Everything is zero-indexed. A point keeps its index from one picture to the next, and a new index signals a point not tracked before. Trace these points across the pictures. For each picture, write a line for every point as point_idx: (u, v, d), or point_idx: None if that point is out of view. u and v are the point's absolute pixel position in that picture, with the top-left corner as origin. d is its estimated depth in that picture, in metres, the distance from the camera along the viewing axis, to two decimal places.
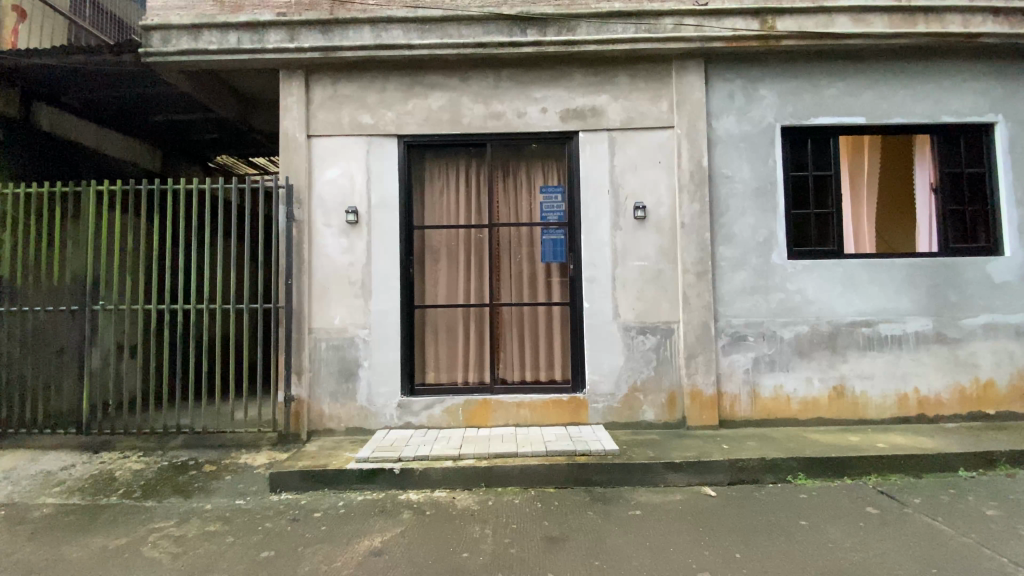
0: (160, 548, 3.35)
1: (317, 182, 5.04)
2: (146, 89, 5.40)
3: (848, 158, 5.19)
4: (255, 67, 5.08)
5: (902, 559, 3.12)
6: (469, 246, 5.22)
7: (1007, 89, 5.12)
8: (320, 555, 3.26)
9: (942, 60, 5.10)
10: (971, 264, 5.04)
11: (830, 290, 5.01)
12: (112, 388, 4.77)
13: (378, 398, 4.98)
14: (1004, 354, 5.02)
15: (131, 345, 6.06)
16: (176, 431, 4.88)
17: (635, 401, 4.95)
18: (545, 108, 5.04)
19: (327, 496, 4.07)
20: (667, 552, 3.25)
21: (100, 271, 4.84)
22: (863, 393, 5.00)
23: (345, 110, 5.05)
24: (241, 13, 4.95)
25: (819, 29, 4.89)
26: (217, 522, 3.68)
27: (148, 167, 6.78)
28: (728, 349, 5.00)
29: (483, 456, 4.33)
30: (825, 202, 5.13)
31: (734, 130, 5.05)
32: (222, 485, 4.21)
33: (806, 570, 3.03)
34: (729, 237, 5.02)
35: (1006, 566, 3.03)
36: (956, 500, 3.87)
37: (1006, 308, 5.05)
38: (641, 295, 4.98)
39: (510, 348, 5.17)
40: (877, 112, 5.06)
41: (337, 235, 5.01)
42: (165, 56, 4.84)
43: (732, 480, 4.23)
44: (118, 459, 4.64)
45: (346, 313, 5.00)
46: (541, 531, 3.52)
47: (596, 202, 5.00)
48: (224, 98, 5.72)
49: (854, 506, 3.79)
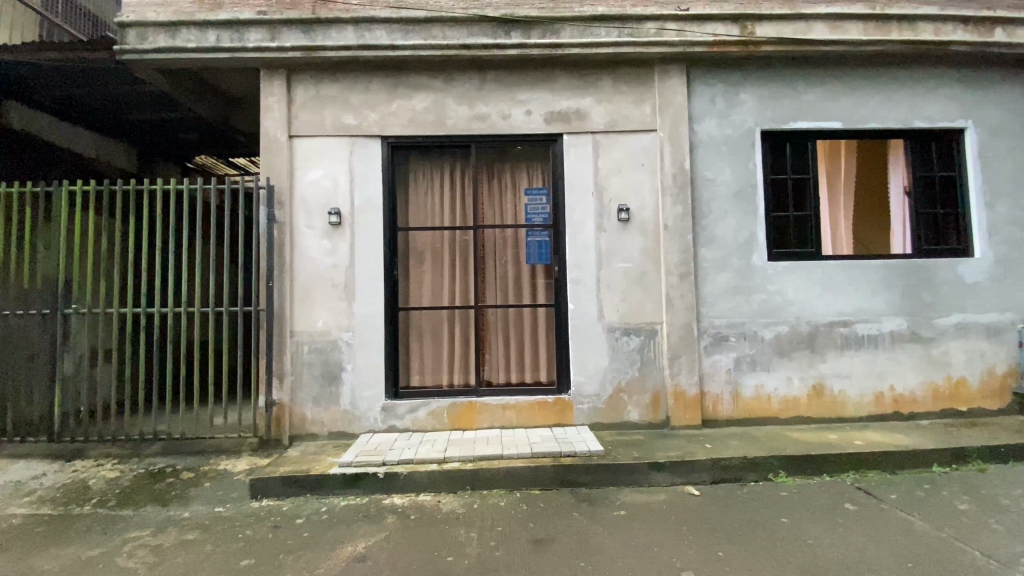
0: (136, 559, 3.26)
1: (299, 183, 4.98)
2: (118, 88, 5.27)
3: (826, 161, 5.31)
4: (236, 66, 4.99)
5: (880, 555, 3.18)
6: (453, 248, 5.19)
7: (976, 96, 5.28)
8: (302, 562, 3.21)
9: (913, 68, 5.25)
10: (943, 265, 5.18)
11: (808, 291, 5.11)
12: (85, 394, 4.63)
13: (361, 401, 4.93)
14: (975, 352, 5.18)
15: (107, 349, 5.90)
16: (151, 438, 4.75)
17: (620, 401, 4.99)
18: (530, 111, 5.05)
19: (310, 501, 4.02)
20: (652, 551, 3.27)
21: (73, 274, 4.69)
22: (842, 392, 5.11)
23: (328, 110, 5.00)
24: (221, 11, 4.87)
25: (798, 36, 4.98)
26: (195, 531, 3.59)
27: (123, 167, 6.62)
28: (711, 350, 5.06)
29: (468, 459, 4.30)
30: (803, 205, 5.24)
31: (715, 133, 5.13)
32: (201, 492, 4.13)
33: (787, 566, 3.08)
34: (712, 239, 5.09)
35: (978, 560, 3.11)
36: (931, 495, 3.97)
37: (977, 308, 5.20)
38: (626, 297, 5.01)
39: (496, 349, 5.16)
40: (853, 118, 5.18)
41: (320, 237, 4.95)
42: (142, 54, 4.73)
43: (714, 479, 4.29)
44: (91, 467, 4.51)
45: (330, 316, 4.94)
46: (527, 533, 3.52)
47: (582, 204, 5.03)
48: (202, 97, 5.60)
49: (832, 503, 3.87)
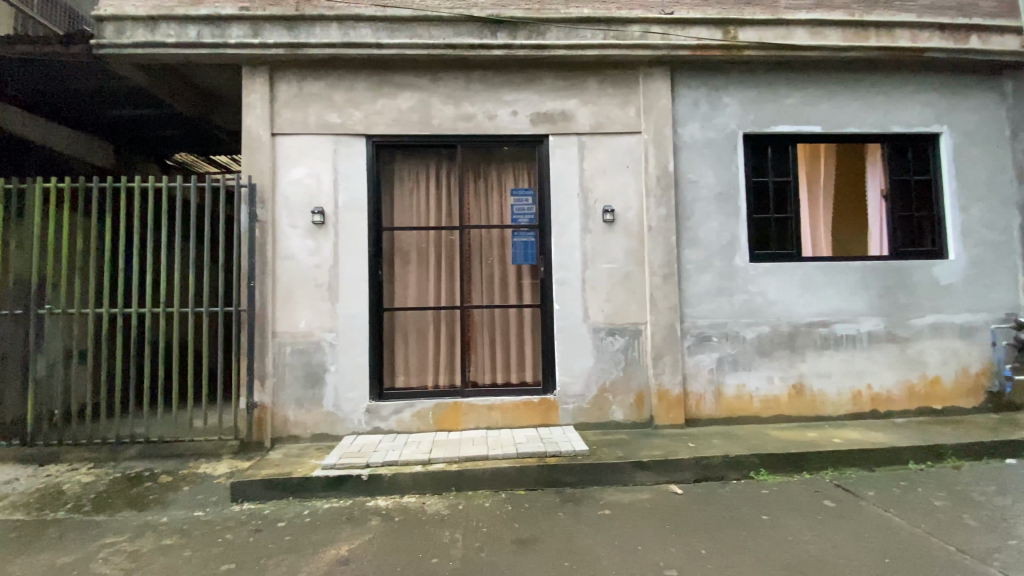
0: (112, 565, 3.18)
1: (282, 181, 4.91)
2: (93, 83, 5.15)
3: (806, 165, 5.41)
4: (218, 62, 4.91)
5: (859, 550, 3.25)
6: (439, 248, 5.16)
7: (950, 102, 5.42)
8: (285, 566, 3.17)
9: (890, 74, 5.37)
10: (918, 267, 5.30)
11: (788, 292, 5.20)
12: (60, 396, 4.51)
13: (345, 403, 4.88)
14: (950, 352, 5.31)
15: (82, 350, 5.75)
16: (129, 441, 4.64)
17: (605, 401, 5.01)
18: (516, 111, 5.06)
19: (292, 504, 3.97)
20: (636, 550, 3.30)
21: (47, 273, 4.57)
22: (821, 391, 5.20)
23: (312, 108, 4.94)
24: (202, 6, 4.78)
25: (779, 41, 5.06)
26: (173, 536, 3.52)
27: (99, 163, 6.46)
28: (694, 350, 5.12)
29: (453, 460, 4.29)
30: (784, 208, 5.33)
31: (698, 136, 5.19)
32: (179, 496, 4.04)
33: (769, 563, 3.12)
34: (695, 240, 5.15)
35: (953, 554, 3.19)
36: (907, 492, 4.07)
37: (951, 309, 5.34)
38: (611, 297, 5.04)
39: (482, 350, 5.15)
40: (832, 122, 5.28)
41: (303, 237, 4.89)
42: (120, 49, 4.64)
43: (697, 478, 4.33)
44: (65, 472, 4.40)
45: (313, 317, 4.88)
46: (512, 534, 3.52)
47: (567, 205, 5.05)
48: (182, 93, 5.49)
49: (812, 500, 3.94)
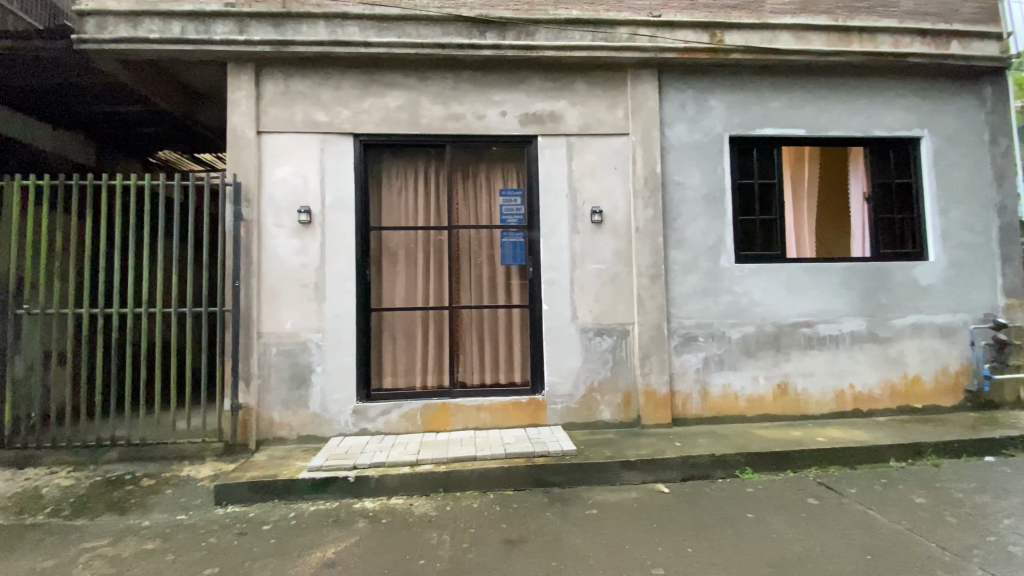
0: (92, 570, 3.11)
1: (267, 180, 4.85)
2: (73, 79, 5.04)
3: (791, 167, 5.48)
4: (203, 59, 4.82)
5: (842, 547, 3.30)
6: (427, 248, 5.14)
7: (930, 107, 5.54)
8: (270, 569, 3.13)
9: (872, 79, 5.47)
10: (899, 268, 5.40)
11: (772, 293, 5.26)
12: (38, 398, 4.41)
13: (332, 404, 4.84)
14: (929, 351, 5.42)
15: (61, 352, 5.63)
16: (110, 444, 4.55)
17: (593, 401, 5.03)
18: (505, 112, 5.06)
19: (278, 507, 3.92)
20: (624, 549, 3.31)
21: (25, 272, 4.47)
22: (805, 390, 5.28)
23: (298, 106, 4.89)
24: (187, 2, 4.72)
25: (764, 44, 5.13)
26: (155, 540, 3.45)
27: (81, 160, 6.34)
28: (680, 350, 5.16)
29: (442, 460, 4.27)
30: (768, 209, 5.39)
31: (685, 138, 5.23)
32: (161, 499, 3.97)
33: (755, 560, 3.16)
34: (681, 241, 5.19)
35: (933, 550, 3.26)
36: (889, 489, 4.14)
37: (931, 309, 5.44)
38: (599, 298, 5.06)
39: (470, 350, 5.14)
40: (815, 125, 5.36)
41: (289, 236, 4.84)
42: (101, 44, 4.53)
43: (684, 477, 4.36)
44: (44, 475, 4.30)
45: (299, 318, 4.83)
46: (500, 534, 3.51)
47: (555, 206, 5.06)
48: (166, 90, 5.39)
49: (796, 498, 3.99)
